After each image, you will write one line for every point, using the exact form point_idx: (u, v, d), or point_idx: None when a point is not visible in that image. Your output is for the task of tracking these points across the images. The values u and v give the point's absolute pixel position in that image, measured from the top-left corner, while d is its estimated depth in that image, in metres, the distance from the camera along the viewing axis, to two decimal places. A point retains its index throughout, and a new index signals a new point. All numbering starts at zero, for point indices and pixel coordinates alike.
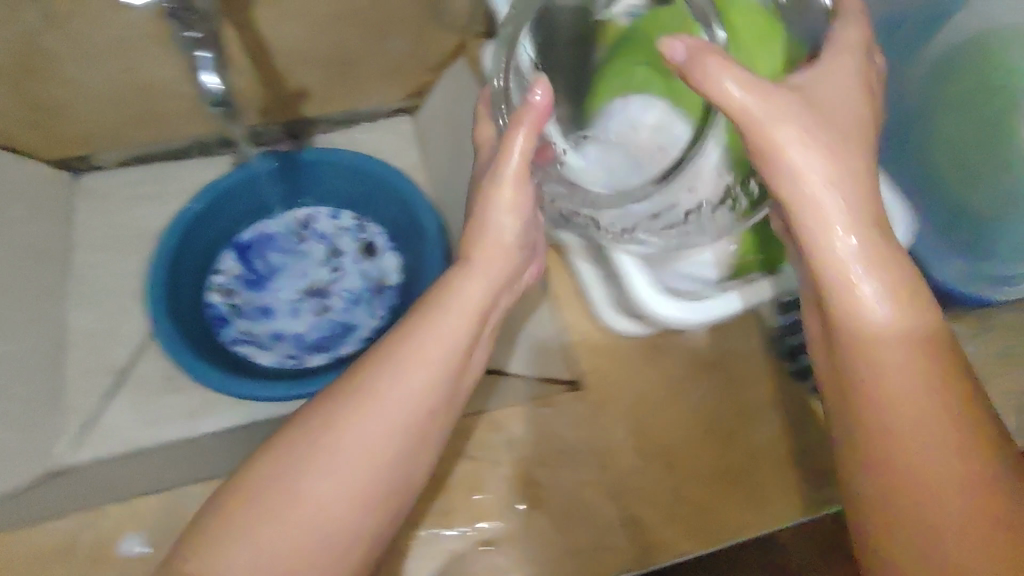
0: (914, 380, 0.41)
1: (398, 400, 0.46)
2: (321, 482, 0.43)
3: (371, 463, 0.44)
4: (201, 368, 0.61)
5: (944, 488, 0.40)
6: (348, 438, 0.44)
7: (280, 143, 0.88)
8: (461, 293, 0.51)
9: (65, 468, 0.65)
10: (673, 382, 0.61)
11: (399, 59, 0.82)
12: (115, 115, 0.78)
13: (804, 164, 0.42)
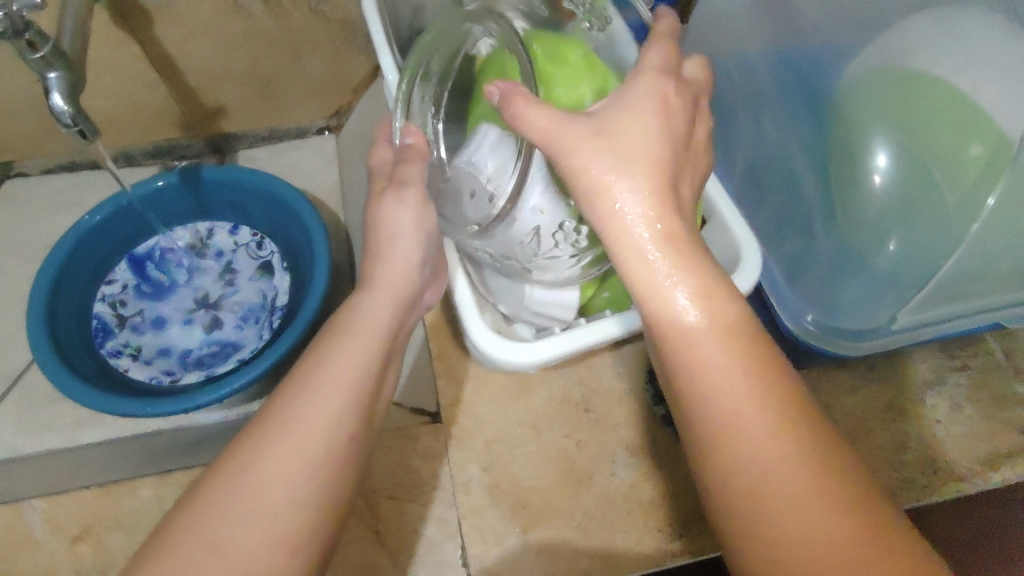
0: (743, 385, 0.33)
1: (305, 421, 0.39)
2: (246, 530, 0.35)
3: (282, 493, 0.36)
4: (69, 380, 0.62)
5: (805, 507, 0.31)
6: (253, 472, 0.36)
7: (205, 157, 0.90)
8: (360, 312, 0.46)
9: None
10: (535, 419, 0.60)
11: (319, 80, 0.84)
12: (35, 127, 0.79)
13: (609, 195, 0.37)
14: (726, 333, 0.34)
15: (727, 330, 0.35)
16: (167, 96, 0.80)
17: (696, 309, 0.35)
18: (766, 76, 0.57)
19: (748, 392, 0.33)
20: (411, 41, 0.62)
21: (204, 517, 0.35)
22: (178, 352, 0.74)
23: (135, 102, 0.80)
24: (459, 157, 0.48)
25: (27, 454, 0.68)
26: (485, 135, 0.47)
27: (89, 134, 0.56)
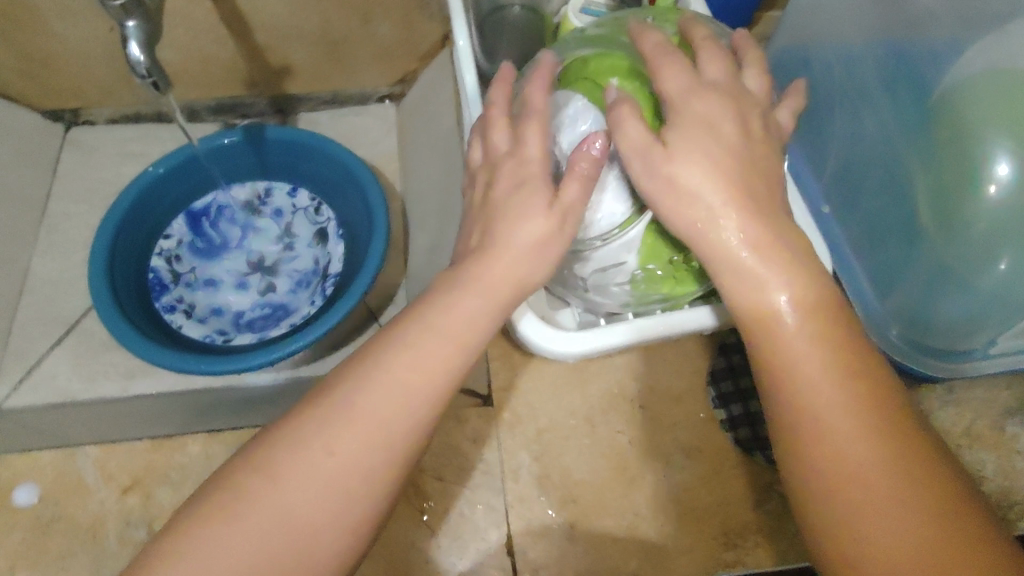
0: (836, 379, 0.34)
1: (383, 387, 0.36)
2: (305, 481, 0.34)
3: (353, 435, 0.35)
4: (122, 328, 0.62)
5: (888, 497, 0.32)
6: (343, 407, 0.35)
7: (267, 117, 0.90)
8: (459, 289, 0.38)
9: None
10: (590, 412, 0.58)
11: (387, 46, 0.82)
12: (105, 74, 0.80)
13: (733, 217, 0.36)
14: (813, 331, 0.35)
15: (832, 333, 0.36)
16: (234, 52, 0.80)
17: (807, 321, 0.36)
18: (873, 67, 0.52)
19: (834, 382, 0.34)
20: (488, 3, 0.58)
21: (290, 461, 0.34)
22: (233, 312, 0.73)
23: (203, 56, 0.80)
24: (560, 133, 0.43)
25: (81, 400, 0.69)
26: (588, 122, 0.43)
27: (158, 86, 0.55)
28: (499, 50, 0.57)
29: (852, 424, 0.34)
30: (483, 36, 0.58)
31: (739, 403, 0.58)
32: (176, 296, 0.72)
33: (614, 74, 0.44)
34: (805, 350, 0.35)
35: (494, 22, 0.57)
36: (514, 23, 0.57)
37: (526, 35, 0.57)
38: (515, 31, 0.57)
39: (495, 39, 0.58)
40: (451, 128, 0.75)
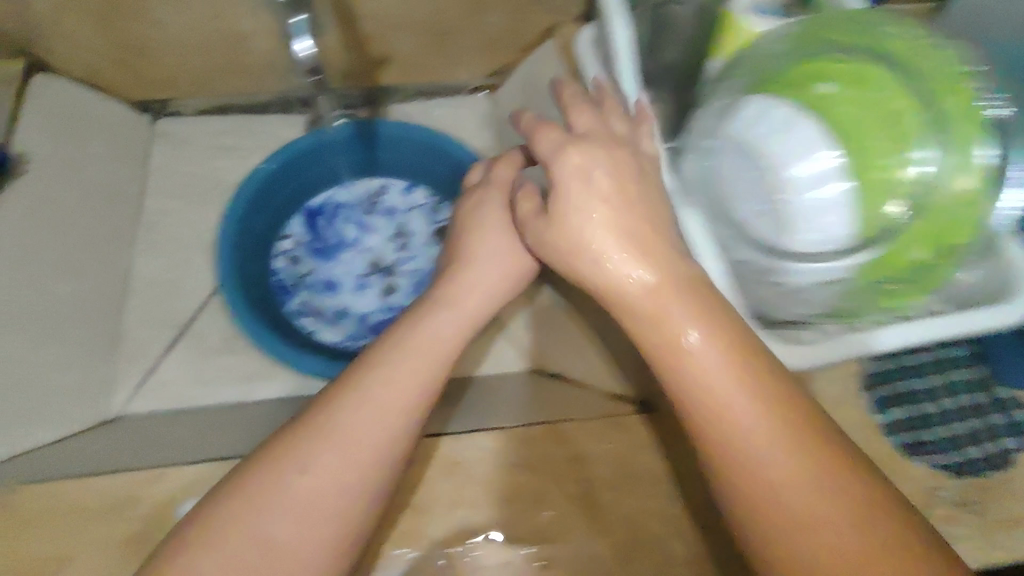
0: (748, 413, 0.34)
1: (352, 424, 0.41)
2: (279, 524, 0.38)
3: (331, 479, 0.39)
4: (255, 328, 0.62)
5: (822, 544, 0.32)
6: (324, 451, 0.40)
7: (357, 109, 0.86)
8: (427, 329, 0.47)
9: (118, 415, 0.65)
10: None
11: (494, 34, 0.79)
12: (202, 65, 0.77)
13: None
14: (744, 382, 0.35)
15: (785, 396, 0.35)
16: (337, 41, 0.76)
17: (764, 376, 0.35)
18: None
19: (759, 430, 0.34)
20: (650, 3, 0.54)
21: (260, 507, 0.38)
22: (356, 314, 0.70)
23: (304, 46, 0.77)
24: (735, 124, 0.45)
25: (202, 405, 0.66)
26: (779, 112, 0.44)
27: None
28: (664, 49, 0.55)
29: (778, 472, 0.33)
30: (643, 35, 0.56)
31: (929, 429, 0.52)
32: (300, 300, 0.70)
33: (818, 79, 0.44)
34: (719, 386, 0.35)
35: (659, 23, 0.54)
36: (680, 26, 0.55)
37: (695, 39, 0.55)
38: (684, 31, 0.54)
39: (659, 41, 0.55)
40: None
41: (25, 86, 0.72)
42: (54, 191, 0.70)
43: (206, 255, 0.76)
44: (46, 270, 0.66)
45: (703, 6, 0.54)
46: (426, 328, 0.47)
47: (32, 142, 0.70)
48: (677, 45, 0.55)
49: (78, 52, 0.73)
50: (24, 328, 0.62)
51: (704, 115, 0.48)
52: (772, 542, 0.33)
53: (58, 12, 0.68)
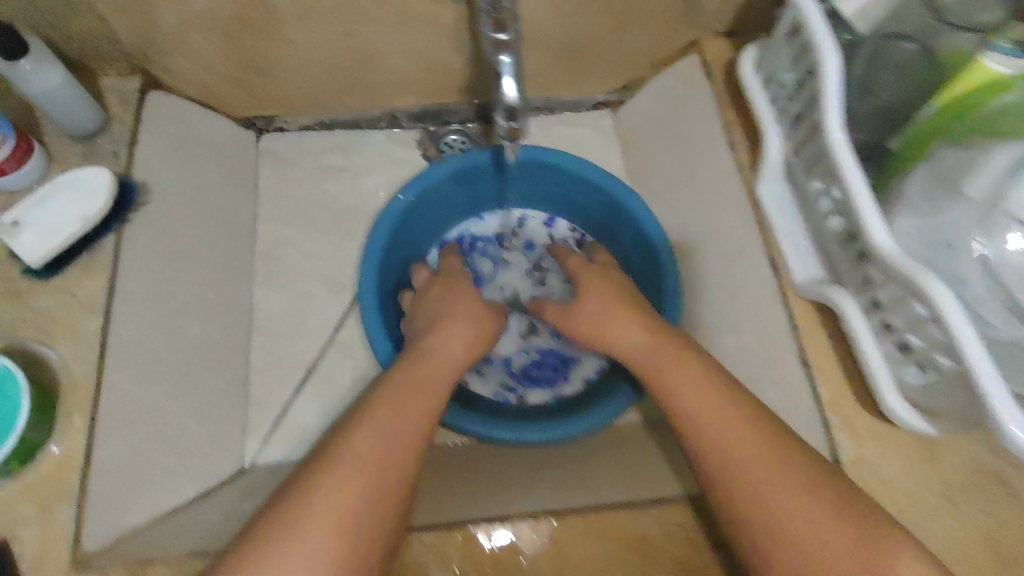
0: (732, 415, 0.49)
1: (379, 438, 0.48)
2: (320, 535, 0.42)
3: (353, 486, 0.45)
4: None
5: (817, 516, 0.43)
6: (360, 455, 0.47)
7: (470, 124, 0.81)
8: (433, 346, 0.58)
9: (253, 464, 0.66)
10: (949, 489, 0.54)
11: (629, 52, 0.75)
12: (321, 82, 0.73)
13: None
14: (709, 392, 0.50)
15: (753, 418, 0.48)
16: (465, 59, 0.72)
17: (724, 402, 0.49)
18: None
19: (730, 433, 0.48)
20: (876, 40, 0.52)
21: (299, 520, 0.43)
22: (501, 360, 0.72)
23: (431, 64, 0.72)
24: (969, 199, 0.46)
25: None
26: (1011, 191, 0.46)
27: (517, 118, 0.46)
28: (877, 91, 0.52)
29: (748, 456, 0.47)
30: (853, 69, 0.53)
31: None
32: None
33: None
34: (690, 392, 0.51)
35: (881, 63, 0.52)
36: (903, 66, 0.51)
37: (919, 80, 0.51)
38: (903, 69, 0.51)
39: (875, 79, 0.53)
40: (723, 153, 0.68)
41: (142, 106, 0.66)
42: (173, 221, 0.65)
43: (329, 291, 0.74)
44: (177, 312, 0.63)
45: (933, 48, 0.50)
46: (441, 345, 0.59)
47: (153, 163, 0.65)
48: (898, 85, 0.52)
49: (195, 69, 0.69)
50: (158, 375, 0.59)
51: (933, 181, 0.48)
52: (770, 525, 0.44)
53: (183, 30, 0.63)
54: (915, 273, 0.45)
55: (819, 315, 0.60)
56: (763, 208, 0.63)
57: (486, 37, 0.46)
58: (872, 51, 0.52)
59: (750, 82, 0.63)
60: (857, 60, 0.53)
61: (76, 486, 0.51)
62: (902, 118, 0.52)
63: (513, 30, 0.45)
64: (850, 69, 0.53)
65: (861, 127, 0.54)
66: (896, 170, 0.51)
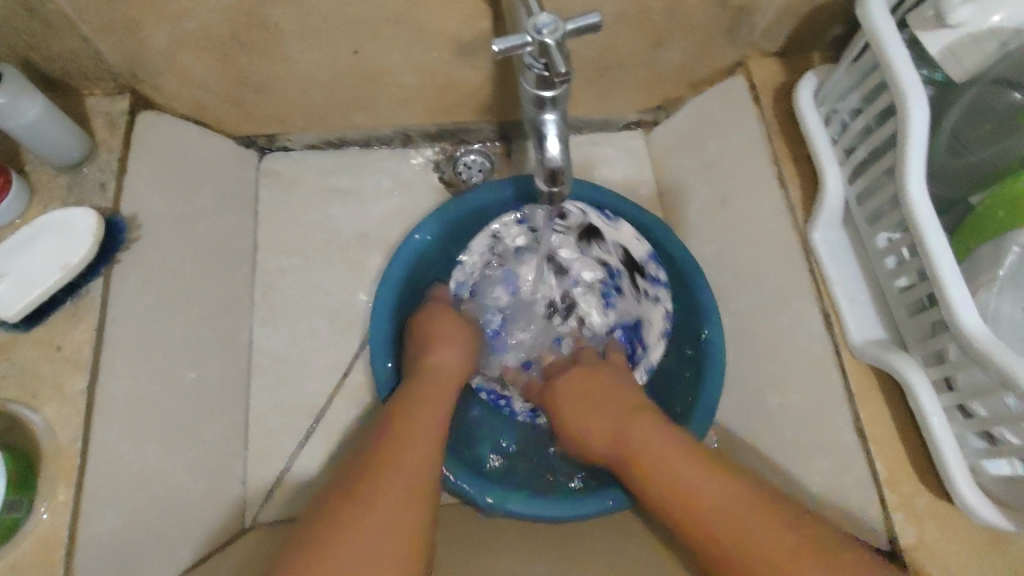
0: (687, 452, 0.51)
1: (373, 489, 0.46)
2: None
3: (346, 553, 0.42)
4: None
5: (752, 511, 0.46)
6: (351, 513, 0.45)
7: (490, 144, 0.75)
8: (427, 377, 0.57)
9: (254, 522, 0.62)
10: None
11: (663, 71, 0.68)
12: (325, 101, 0.67)
13: None
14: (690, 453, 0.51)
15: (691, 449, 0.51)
16: (486, 77, 0.65)
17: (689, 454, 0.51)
18: None
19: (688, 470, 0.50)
20: (977, 86, 0.47)
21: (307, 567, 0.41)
22: None
23: (446, 82, 0.65)
24: None
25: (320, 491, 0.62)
26: None
27: (561, 179, 0.43)
28: (970, 150, 0.47)
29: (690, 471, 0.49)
30: (950, 118, 0.48)
31: None
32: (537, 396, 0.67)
33: None
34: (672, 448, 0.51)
35: (979, 112, 0.47)
36: (1002, 117, 0.47)
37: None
38: (1001, 124, 0.47)
39: (967, 129, 0.48)
40: (769, 190, 0.62)
41: (130, 130, 0.60)
42: (165, 257, 0.59)
43: (333, 325, 0.69)
44: (170, 358, 0.58)
45: None
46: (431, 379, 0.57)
47: (144, 194, 0.59)
48: (997, 142, 0.47)
49: (187, 88, 0.62)
50: (153, 433, 0.54)
51: (1005, 255, 0.44)
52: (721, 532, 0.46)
53: (174, 49, 0.57)
54: (1011, 365, 0.40)
55: (878, 383, 0.54)
56: (816, 257, 0.57)
57: (527, 94, 0.41)
58: (974, 100, 0.47)
59: (808, 115, 0.58)
60: (952, 108, 0.48)
61: (59, 568, 0.46)
62: (993, 178, 0.47)
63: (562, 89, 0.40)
64: (942, 116, 0.48)
65: (941, 183, 0.49)
66: (981, 232, 0.46)
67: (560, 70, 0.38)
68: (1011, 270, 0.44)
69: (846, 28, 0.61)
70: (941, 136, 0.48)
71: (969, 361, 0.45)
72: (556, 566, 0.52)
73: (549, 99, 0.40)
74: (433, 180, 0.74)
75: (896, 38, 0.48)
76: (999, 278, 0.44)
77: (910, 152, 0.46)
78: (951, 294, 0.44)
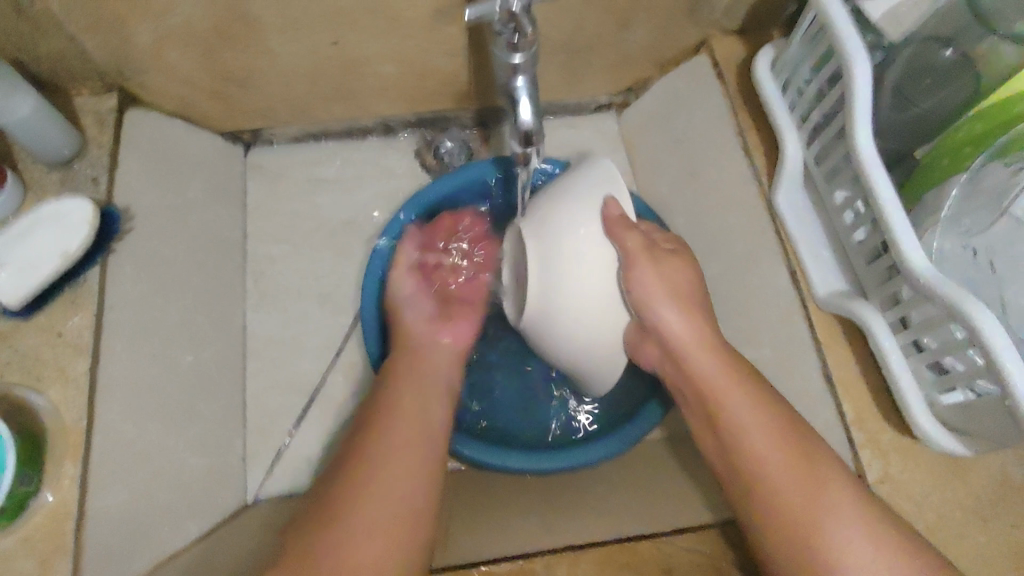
0: (753, 409, 0.52)
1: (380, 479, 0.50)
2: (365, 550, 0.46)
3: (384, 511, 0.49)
4: None
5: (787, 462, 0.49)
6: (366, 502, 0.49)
7: (468, 131, 0.77)
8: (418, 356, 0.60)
9: (255, 497, 0.65)
10: (978, 505, 0.52)
11: (630, 51, 0.71)
12: (306, 92, 0.69)
13: None
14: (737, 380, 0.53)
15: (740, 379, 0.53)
16: (461, 64, 0.68)
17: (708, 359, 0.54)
18: None
19: (749, 416, 0.52)
20: (912, 44, 0.50)
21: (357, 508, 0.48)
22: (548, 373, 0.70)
23: (423, 69, 0.68)
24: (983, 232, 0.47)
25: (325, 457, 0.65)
26: None
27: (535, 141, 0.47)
28: (913, 104, 0.50)
29: (749, 418, 0.52)
30: (889, 75, 0.51)
31: None
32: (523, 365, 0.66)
33: None
34: (709, 372, 0.54)
35: (917, 69, 0.50)
36: (941, 72, 0.49)
37: (960, 86, 0.49)
38: (942, 79, 0.49)
39: (910, 85, 0.51)
40: (735, 159, 0.65)
41: (119, 127, 0.62)
42: (159, 247, 0.61)
43: (324, 308, 0.72)
44: (168, 342, 0.60)
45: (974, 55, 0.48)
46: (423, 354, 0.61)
47: (135, 186, 0.61)
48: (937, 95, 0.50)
49: (173, 83, 0.65)
50: (155, 414, 0.56)
51: (947, 199, 0.47)
52: (763, 484, 0.50)
53: (159, 45, 0.59)
54: (958, 297, 0.43)
55: (842, 330, 0.57)
56: (780, 217, 0.61)
57: (500, 61, 0.44)
58: (915, 57, 0.50)
59: (767, 86, 0.62)
60: (893, 66, 0.51)
61: (69, 541, 0.47)
62: (935, 129, 0.51)
63: (531, 53, 0.43)
64: (884, 75, 0.51)
65: (889, 137, 0.52)
66: (928, 181, 0.50)
67: (529, 32, 0.41)
68: (952, 212, 0.47)
69: (799, 4, 0.65)
70: (886, 93, 0.51)
71: (920, 299, 0.48)
72: (547, 521, 0.55)
73: (518, 64, 0.43)
74: (415, 167, 0.77)
75: (839, 6, 0.52)
76: (942, 221, 0.47)
77: (857, 110, 0.49)
78: (900, 238, 0.47)
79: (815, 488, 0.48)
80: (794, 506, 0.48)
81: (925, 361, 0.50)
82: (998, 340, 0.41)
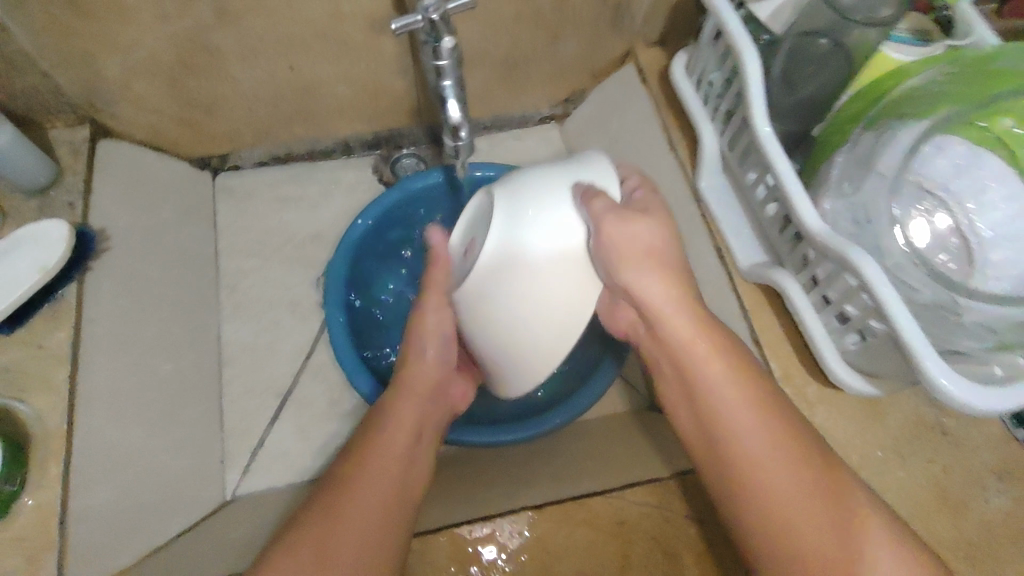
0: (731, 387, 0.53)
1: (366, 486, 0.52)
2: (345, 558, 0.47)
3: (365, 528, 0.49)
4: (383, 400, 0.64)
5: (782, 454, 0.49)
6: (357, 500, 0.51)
7: (422, 146, 0.84)
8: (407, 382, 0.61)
9: (235, 495, 0.68)
10: (896, 443, 0.57)
11: (565, 63, 0.78)
12: (268, 115, 0.75)
13: None
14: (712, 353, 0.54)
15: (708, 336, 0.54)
16: (410, 82, 0.74)
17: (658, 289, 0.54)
18: None
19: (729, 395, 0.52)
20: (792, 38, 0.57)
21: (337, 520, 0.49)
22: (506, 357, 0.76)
23: (376, 89, 0.74)
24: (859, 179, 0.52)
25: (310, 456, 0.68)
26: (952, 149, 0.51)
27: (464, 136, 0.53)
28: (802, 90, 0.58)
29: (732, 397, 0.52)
30: (777, 65, 0.58)
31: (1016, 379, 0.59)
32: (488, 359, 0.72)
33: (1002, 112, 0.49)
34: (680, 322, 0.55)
35: (801, 58, 0.57)
36: (819, 59, 0.57)
37: (837, 71, 0.57)
38: (824, 66, 0.57)
39: (798, 74, 0.58)
40: (663, 152, 0.72)
41: (92, 156, 0.67)
42: (134, 264, 0.66)
43: (295, 316, 0.76)
44: (146, 352, 0.64)
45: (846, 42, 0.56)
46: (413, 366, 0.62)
47: (111, 210, 0.66)
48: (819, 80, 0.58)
49: (141, 113, 0.70)
50: (136, 419, 0.60)
51: (834, 169, 0.54)
52: (750, 478, 0.50)
53: (128, 77, 0.65)
54: (844, 249, 0.49)
55: (766, 295, 0.64)
56: (705, 200, 0.67)
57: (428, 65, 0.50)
58: (797, 45, 0.57)
59: (682, 85, 0.69)
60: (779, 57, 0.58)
61: (54, 538, 0.49)
62: (822, 109, 0.59)
63: (454, 56, 0.49)
64: (773, 66, 0.58)
65: (788, 120, 0.60)
66: (821, 155, 0.57)
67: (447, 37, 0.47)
68: (838, 176, 0.53)
69: None
70: (778, 81, 0.58)
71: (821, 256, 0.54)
72: (509, 491, 0.59)
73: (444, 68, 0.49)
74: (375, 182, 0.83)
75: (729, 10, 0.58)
76: (832, 186, 0.54)
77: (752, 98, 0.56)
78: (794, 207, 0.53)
79: (812, 483, 0.48)
80: (788, 494, 0.48)
81: (830, 312, 0.56)
82: (878, 283, 0.47)
